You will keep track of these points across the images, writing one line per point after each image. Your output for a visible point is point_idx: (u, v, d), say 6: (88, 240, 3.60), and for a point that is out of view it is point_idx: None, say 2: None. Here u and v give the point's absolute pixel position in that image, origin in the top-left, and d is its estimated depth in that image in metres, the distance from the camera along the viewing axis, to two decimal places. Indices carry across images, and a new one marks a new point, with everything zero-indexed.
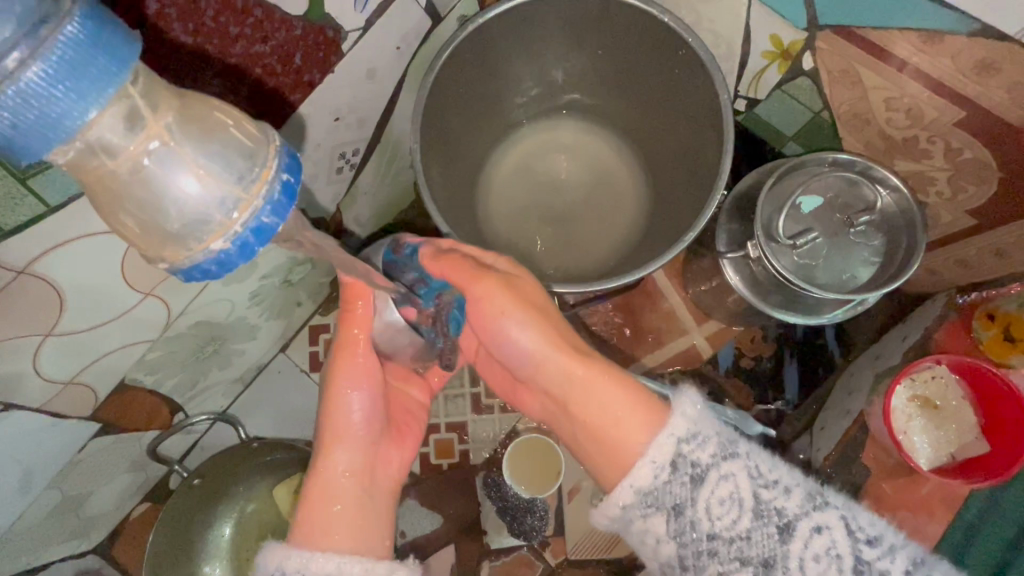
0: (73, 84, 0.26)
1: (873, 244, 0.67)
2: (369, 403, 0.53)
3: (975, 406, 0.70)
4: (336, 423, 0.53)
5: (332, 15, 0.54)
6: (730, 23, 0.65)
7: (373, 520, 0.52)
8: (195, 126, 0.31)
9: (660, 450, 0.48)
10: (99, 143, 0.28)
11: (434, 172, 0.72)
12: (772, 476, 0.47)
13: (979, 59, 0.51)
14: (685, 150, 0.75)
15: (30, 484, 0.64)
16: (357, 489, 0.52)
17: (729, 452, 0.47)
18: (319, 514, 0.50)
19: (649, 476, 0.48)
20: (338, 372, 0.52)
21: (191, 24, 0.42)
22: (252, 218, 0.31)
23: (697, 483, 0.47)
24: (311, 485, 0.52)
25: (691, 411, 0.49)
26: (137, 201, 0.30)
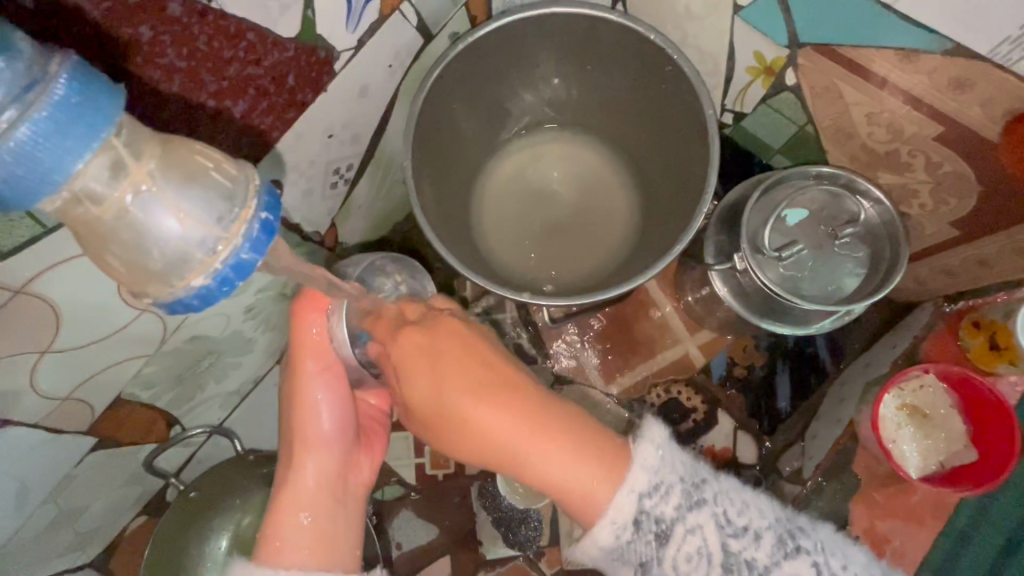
0: (61, 141, 0.28)
1: (857, 256, 0.68)
2: (335, 410, 0.55)
3: (963, 415, 0.70)
4: (303, 433, 0.54)
5: (323, 37, 0.55)
6: (716, 40, 0.67)
7: (341, 531, 0.54)
8: (176, 171, 0.33)
9: (621, 511, 0.47)
10: (84, 191, 0.30)
11: (425, 185, 0.73)
12: (740, 523, 0.47)
13: (954, 77, 0.52)
14: (673, 162, 0.77)
15: (25, 499, 0.64)
16: (327, 499, 0.54)
17: (694, 503, 0.47)
18: (287, 526, 0.52)
19: (611, 535, 0.47)
20: (301, 378, 0.54)
21: (185, 50, 0.43)
22: (232, 254, 0.33)
23: (663, 541, 0.47)
24: (278, 497, 0.53)
25: (653, 460, 0.48)
26: (122, 242, 0.32)
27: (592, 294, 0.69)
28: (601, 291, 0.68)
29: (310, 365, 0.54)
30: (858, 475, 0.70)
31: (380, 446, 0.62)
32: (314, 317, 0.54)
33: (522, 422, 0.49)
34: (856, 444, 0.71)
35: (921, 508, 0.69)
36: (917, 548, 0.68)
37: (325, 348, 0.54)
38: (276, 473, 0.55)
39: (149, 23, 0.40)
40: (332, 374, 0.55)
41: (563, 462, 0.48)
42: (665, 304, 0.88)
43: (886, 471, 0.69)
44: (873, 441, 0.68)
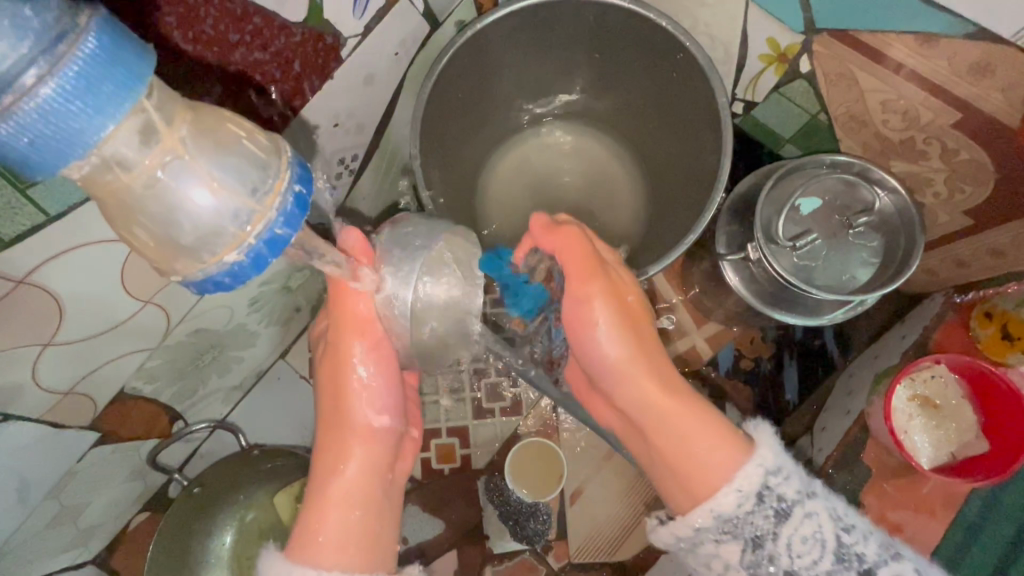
0: (91, 99, 0.27)
1: (871, 245, 0.67)
2: (384, 397, 0.54)
3: (974, 405, 0.70)
4: (351, 421, 0.53)
5: (331, 21, 0.54)
6: (728, 28, 0.66)
7: (386, 527, 0.53)
8: (208, 139, 0.32)
9: (750, 478, 0.48)
10: (115, 156, 0.29)
11: (434, 176, 0.72)
12: (849, 520, 0.48)
13: (974, 61, 0.52)
14: (682, 152, 0.76)
15: (28, 495, 0.63)
16: (374, 492, 0.53)
17: (811, 490, 0.48)
18: (335, 521, 0.50)
19: (733, 501, 0.47)
20: (347, 363, 0.52)
21: (190, 32, 0.42)
22: (266, 230, 0.32)
23: (782, 518, 0.47)
24: (323, 490, 0.51)
25: (774, 444, 0.49)
26: (150, 215, 0.31)
27: None
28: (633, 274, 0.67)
29: (355, 352, 0.52)
30: (869, 465, 0.70)
31: (416, 435, 0.61)
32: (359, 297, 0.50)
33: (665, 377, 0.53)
34: (867, 435, 0.71)
35: (934, 498, 0.69)
36: (929, 538, 0.68)
37: (373, 332, 0.52)
38: (320, 463, 0.53)
39: (154, 5, 0.38)
40: (382, 359, 0.53)
41: (703, 423, 0.51)
42: (672, 297, 0.87)
43: (898, 462, 0.69)
44: (884, 432, 0.68)
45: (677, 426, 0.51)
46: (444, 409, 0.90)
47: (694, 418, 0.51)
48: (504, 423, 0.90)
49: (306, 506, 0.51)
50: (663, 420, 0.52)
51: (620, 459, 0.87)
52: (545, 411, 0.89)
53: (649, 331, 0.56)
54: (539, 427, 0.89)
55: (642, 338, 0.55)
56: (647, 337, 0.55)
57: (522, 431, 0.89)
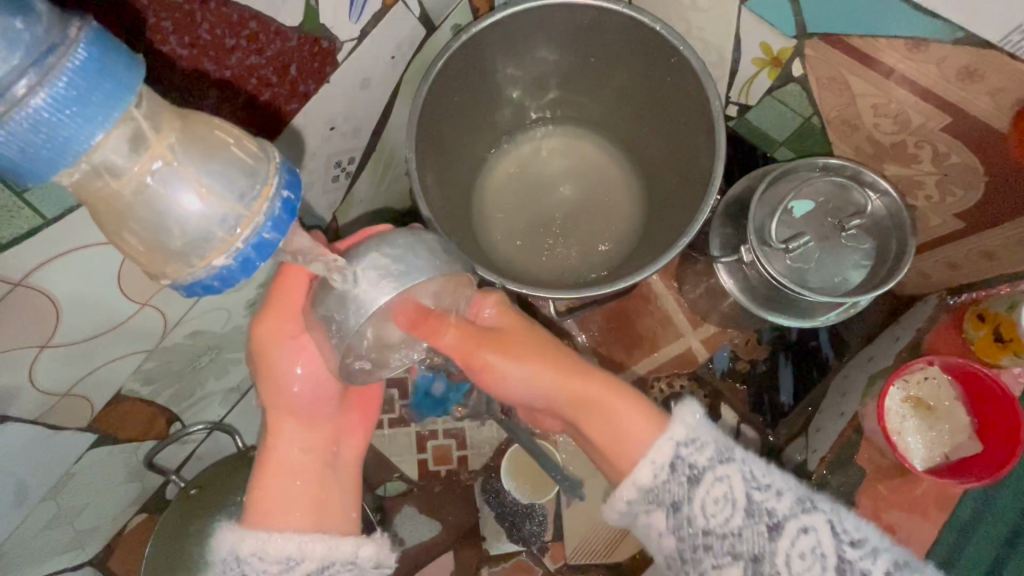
0: (80, 109, 0.27)
1: (863, 247, 0.68)
2: (306, 373, 0.53)
3: (967, 407, 0.70)
4: (276, 401, 0.53)
5: (327, 26, 0.54)
6: (721, 33, 0.67)
7: (335, 497, 0.53)
8: (197, 147, 0.32)
9: (660, 452, 0.51)
10: (104, 164, 0.29)
11: (429, 178, 0.72)
12: (765, 479, 0.50)
13: (963, 66, 0.52)
14: (677, 154, 0.76)
15: (25, 497, 0.64)
16: (315, 464, 0.53)
17: (725, 457, 0.50)
18: (277, 492, 0.51)
19: (650, 474, 0.52)
20: (265, 347, 0.53)
21: (187, 37, 0.42)
22: (254, 234, 0.33)
23: (694, 483, 0.50)
24: (263, 465, 0.53)
25: (691, 419, 0.52)
26: (141, 220, 0.32)
27: (598, 286, 0.68)
28: (562, 290, 0.68)
29: (272, 336, 0.53)
30: (863, 467, 0.70)
31: (370, 408, 0.60)
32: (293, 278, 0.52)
33: (570, 370, 0.56)
34: (860, 437, 0.71)
35: (926, 500, 0.69)
36: (922, 539, 0.68)
37: (290, 315, 0.52)
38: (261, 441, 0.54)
39: (151, 10, 0.39)
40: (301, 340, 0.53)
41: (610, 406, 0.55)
42: (667, 298, 0.88)
43: (891, 463, 0.70)
44: (879, 435, 0.69)
45: (598, 414, 0.55)
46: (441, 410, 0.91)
47: (607, 400, 0.55)
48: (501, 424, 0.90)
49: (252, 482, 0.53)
50: (586, 411, 0.55)
51: None
52: None
53: (534, 339, 0.57)
54: None
55: (539, 352, 0.56)
56: (545, 346, 0.57)
57: None
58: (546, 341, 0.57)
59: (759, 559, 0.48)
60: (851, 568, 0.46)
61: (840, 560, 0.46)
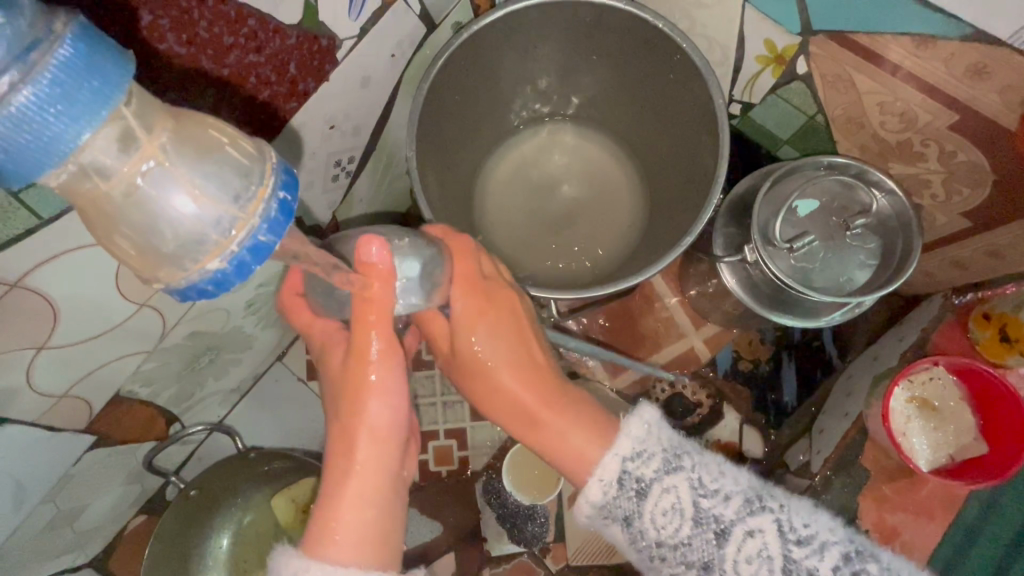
0: (66, 108, 0.26)
1: (869, 247, 0.67)
2: (402, 395, 0.50)
3: (972, 407, 0.70)
4: (364, 419, 0.49)
5: (326, 24, 0.53)
6: (725, 29, 0.66)
7: (399, 529, 0.50)
8: (190, 147, 0.32)
9: (606, 469, 0.50)
10: (92, 165, 0.29)
11: (429, 177, 0.72)
12: (713, 486, 0.48)
13: (971, 63, 0.51)
14: (680, 153, 0.76)
15: (24, 499, 0.63)
16: (390, 491, 0.50)
17: (672, 466, 0.49)
18: (351, 519, 0.47)
19: (599, 492, 0.50)
20: (367, 360, 0.48)
21: (184, 35, 0.42)
22: (249, 236, 0.32)
23: (642, 497, 0.49)
24: (334, 489, 0.48)
25: (636, 431, 0.51)
26: (131, 222, 0.31)
27: (600, 286, 0.68)
28: (559, 291, 0.67)
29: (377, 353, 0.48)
30: (867, 468, 0.70)
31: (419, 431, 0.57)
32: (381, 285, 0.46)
33: (530, 387, 0.54)
34: (865, 438, 0.71)
35: (931, 501, 0.68)
36: (927, 541, 0.67)
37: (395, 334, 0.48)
38: (332, 461, 0.50)
39: (148, 7, 0.38)
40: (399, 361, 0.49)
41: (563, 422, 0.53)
42: (669, 297, 0.87)
43: (896, 464, 0.69)
44: (884, 434, 0.68)
45: (554, 432, 0.53)
46: (442, 411, 0.90)
47: (564, 420, 0.53)
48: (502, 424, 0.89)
49: (318, 507, 0.48)
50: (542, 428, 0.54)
51: None
52: None
53: (502, 347, 0.54)
54: None
55: (503, 366, 0.54)
56: (510, 358, 0.54)
57: None
58: (516, 353, 0.54)
59: (709, 566, 0.47)
60: (798, 567, 0.45)
61: (787, 562, 0.46)
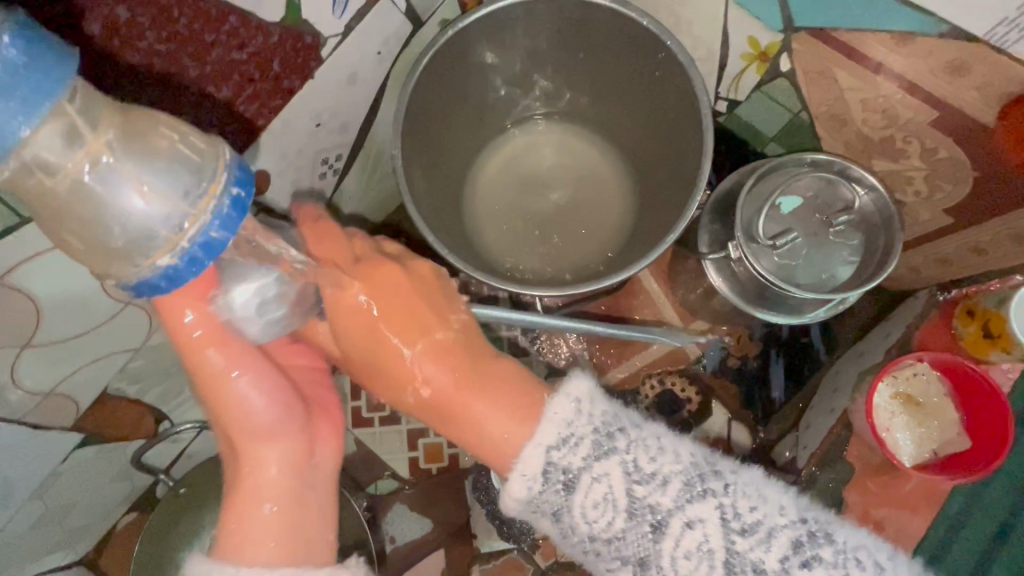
0: (2, 102, 0.27)
1: (851, 243, 0.68)
2: (266, 392, 0.51)
3: (957, 402, 0.70)
4: (237, 425, 0.51)
5: (310, 21, 0.53)
6: (709, 27, 0.66)
7: (312, 519, 0.53)
8: (138, 142, 0.32)
9: (531, 462, 0.50)
10: (36, 160, 0.29)
11: (415, 175, 0.72)
12: (649, 471, 0.48)
13: (950, 60, 0.52)
14: (666, 150, 0.76)
15: (11, 496, 0.63)
16: (291, 483, 0.52)
17: (602, 453, 0.49)
18: (251, 519, 0.50)
19: (524, 486, 0.50)
20: (210, 371, 0.49)
21: (165, 32, 0.42)
22: (200, 232, 0.33)
23: (570, 489, 0.49)
24: (232, 495, 0.51)
25: (561, 417, 0.50)
26: (80, 218, 0.32)
27: (590, 282, 0.68)
28: (545, 289, 0.67)
29: (217, 361, 0.49)
30: (852, 463, 0.70)
31: (336, 415, 0.58)
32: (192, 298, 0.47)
33: (448, 373, 0.54)
34: (850, 433, 0.71)
35: (915, 496, 0.69)
36: (910, 536, 0.68)
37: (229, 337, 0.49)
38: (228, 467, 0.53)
39: (125, 3, 0.38)
40: (251, 360, 0.50)
41: (481, 407, 0.53)
42: (658, 294, 0.87)
43: (881, 459, 0.69)
44: (867, 430, 0.68)
45: (478, 421, 0.53)
46: None
47: (484, 407, 0.53)
48: None
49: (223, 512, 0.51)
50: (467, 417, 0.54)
51: None
52: None
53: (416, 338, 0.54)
54: None
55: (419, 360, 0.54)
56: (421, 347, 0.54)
57: None
58: (425, 341, 0.54)
59: (645, 559, 0.48)
60: (740, 558, 0.46)
61: (730, 552, 0.46)
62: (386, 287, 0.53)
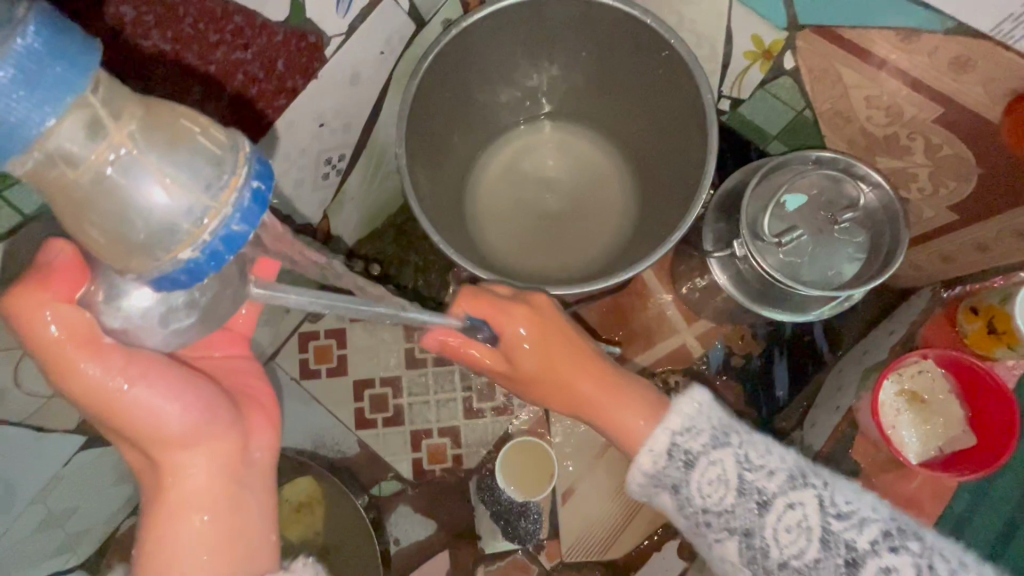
0: (29, 92, 0.26)
1: (856, 240, 0.68)
2: (172, 399, 0.42)
3: (962, 399, 0.70)
4: (139, 439, 0.43)
5: (314, 20, 0.53)
6: (712, 25, 0.66)
7: (255, 520, 0.47)
8: (159, 134, 0.31)
9: (658, 441, 0.54)
10: (60, 152, 0.29)
11: (419, 175, 0.72)
12: (759, 461, 0.52)
13: (955, 56, 0.51)
14: (670, 148, 0.76)
15: (13, 501, 0.63)
16: (223, 490, 0.45)
17: (720, 442, 0.52)
18: (180, 535, 0.44)
19: (650, 462, 0.54)
20: (86, 384, 0.40)
21: (170, 32, 0.42)
22: (222, 226, 0.32)
23: (689, 467, 0.52)
24: (150, 513, 0.44)
25: (687, 408, 0.54)
26: (101, 211, 0.31)
27: (588, 283, 0.68)
28: (540, 285, 0.67)
29: (94, 371, 0.39)
30: (857, 461, 0.70)
31: (269, 402, 0.52)
32: (47, 297, 0.38)
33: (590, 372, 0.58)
34: (856, 431, 0.71)
35: (922, 494, 0.69)
36: None
37: (105, 344, 0.40)
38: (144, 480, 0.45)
39: (132, 3, 0.39)
40: (144, 364, 0.41)
41: (618, 407, 0.57)
42: (662, 293, 0.88)
43: (887, 456, 0.69)
44: (873, 428, 0.68)
45: (610, 411, 0.57)
46: (435, 409, 0.90)
47: (617, 400, 0.57)
48: (495, 421, 0.89)
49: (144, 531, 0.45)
50: (602, 409, 0.58)
51: (614, 457, 0.87)
52: (535, 410, 0.89)
53: (561, 346, 0.58)
54: (530, 426, 0.88)
55: (571, 362, 0.58)
56: (569, 350, 0.58)
57: (514, 430, 0.89)
58: (575, 349, 0.58)
59: (751, 533, 0.50)
60: (837, 539, 0.48)
61: (826, 532, 0.48)
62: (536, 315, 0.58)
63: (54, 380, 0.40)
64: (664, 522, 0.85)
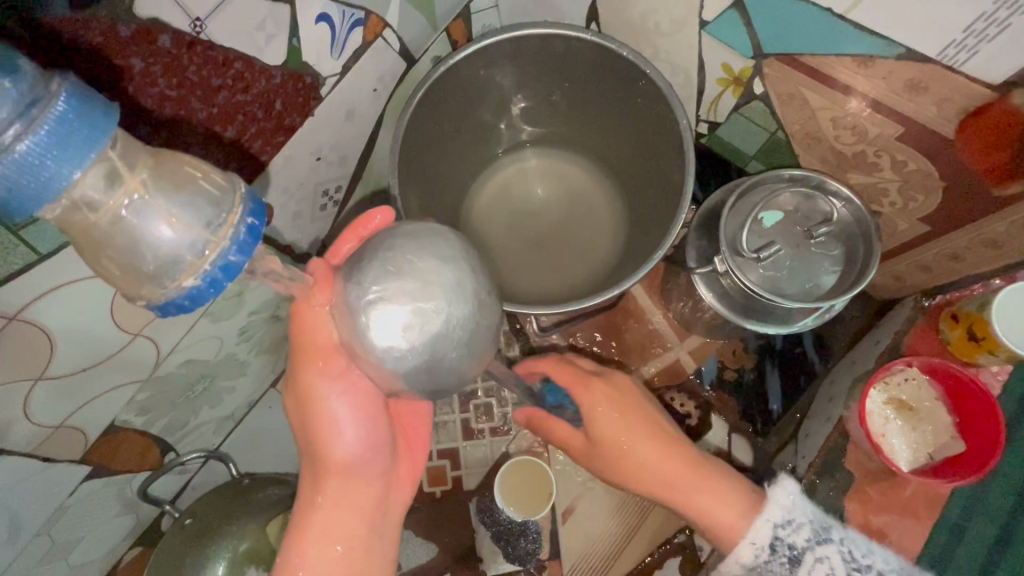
0: (60, 151, 0.29)
1: (832, 253, 0.70)
2: (366, 432, 0.50)
3: (948, 407, 0.71)
4: (322, 457, 0.50)
5: (310, 63, 0.57)
6: (685, 55, 0.71)
7: (375, 562, 0.53)
8: (167, 181, 0.34)
9: (760, 535, 0.61)
10: (83, 199, 0.32)
11: (413, 201, 0.75)
12: (862, 560, 0.60)
13: (909, 79, 0.55)
14: (653, 171, 0.79)
15: (18, 533, 0.64)
16: (360, 530, 0.52)
17: (822, 538, 0.61)
18: (315, 554, 0.50)
19: (752, 554, 0.62)
20: (315, 400, 0.48)
21: (174, 78, 0.45)
22: (220, 256, 0.35)
23: (794, 563, 0.61)
24: (300, 521, 0.51)
25: (787, 504, 0.62)
26: (117, 248, 0.33)
27: (577, 301, 0.70)
28: (537, 306, 0.69)
29: (324, 389, 0.48)
30: (851, 471, 0.71)
31: (420, 456, 0.60)
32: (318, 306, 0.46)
33: (665, 450, 0.66)
34: (847, 441, 0.72)
35: (916, 501, 0.70)
36: (914, 542, 0.69)
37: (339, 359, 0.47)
38: (303, 486, 0.52)
39: (141, 54, 0.42)
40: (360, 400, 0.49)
41: (707, 495, 0.64)
42: (653, 310, 0.90)
43: (880, 466, 0.70)
44: (862, 436, 0.69)
45: (696, 497, 0.64)
46: (434, 431, 0.91)
47: (706, 489, 0.64)
48: (494, 442, 0.91)
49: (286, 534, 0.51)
50: (684, 493, 0.65)
51: None
52: None
53: (637, 421, 0.68)
54: (528, 445, 0.90)
55: (642, 435, 0.67)
56: (644, 422, 0.68)
57: (513, 451, 0.90)
58: (655, 427, 0.68)
59: None
60: None
61: None
62: (620, 386, 0.70)
63: (292, 381, 0.49)
64: (665, 538, 0.85)
